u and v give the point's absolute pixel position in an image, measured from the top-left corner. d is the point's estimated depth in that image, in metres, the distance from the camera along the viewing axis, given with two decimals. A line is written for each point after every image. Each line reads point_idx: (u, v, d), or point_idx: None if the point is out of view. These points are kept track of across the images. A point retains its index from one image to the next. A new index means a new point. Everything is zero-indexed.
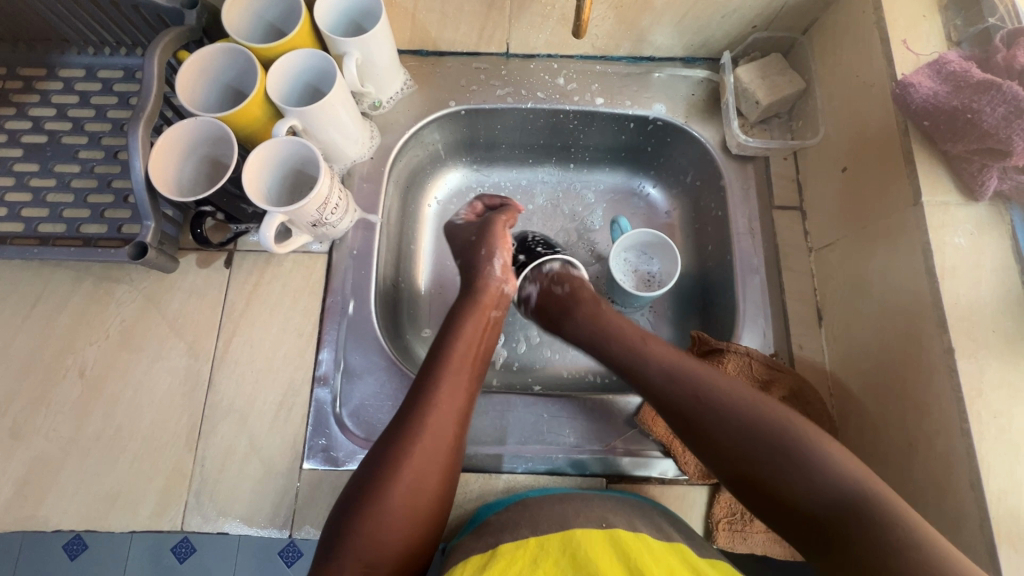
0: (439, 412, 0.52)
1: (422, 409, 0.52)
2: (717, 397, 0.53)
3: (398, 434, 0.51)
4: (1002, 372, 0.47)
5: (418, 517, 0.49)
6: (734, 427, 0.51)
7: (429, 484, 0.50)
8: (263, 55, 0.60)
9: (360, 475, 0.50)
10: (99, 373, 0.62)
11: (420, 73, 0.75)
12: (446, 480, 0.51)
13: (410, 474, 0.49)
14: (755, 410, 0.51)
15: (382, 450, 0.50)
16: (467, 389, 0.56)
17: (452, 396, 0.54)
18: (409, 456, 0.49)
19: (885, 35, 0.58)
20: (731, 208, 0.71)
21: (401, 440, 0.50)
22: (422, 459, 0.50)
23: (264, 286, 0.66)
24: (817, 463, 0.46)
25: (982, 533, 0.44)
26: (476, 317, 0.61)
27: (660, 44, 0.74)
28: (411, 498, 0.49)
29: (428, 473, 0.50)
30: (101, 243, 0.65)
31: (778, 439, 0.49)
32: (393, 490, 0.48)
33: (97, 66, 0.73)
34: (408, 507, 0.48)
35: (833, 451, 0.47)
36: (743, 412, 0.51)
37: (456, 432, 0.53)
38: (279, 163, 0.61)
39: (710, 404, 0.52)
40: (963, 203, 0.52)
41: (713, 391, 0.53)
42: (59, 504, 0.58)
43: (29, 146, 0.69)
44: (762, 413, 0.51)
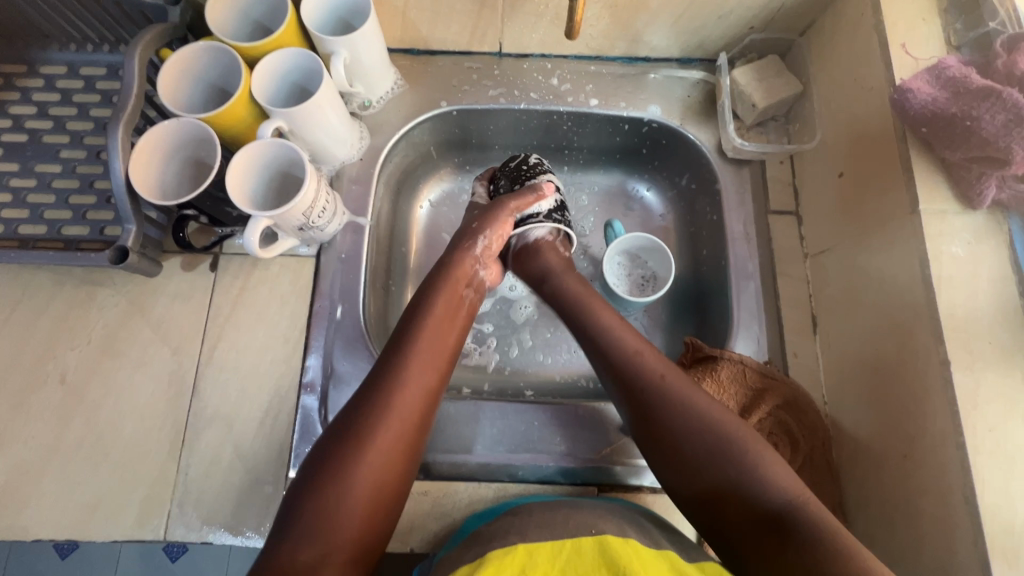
0: (408, 392, 0.51)
1: (392, 382, 0.51)
2: (704, 417, 0.50)
3: (363, 406, 0.49)
4: (997, 385, 0.46)
5: (381, 491, 0.47)
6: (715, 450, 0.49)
7: (393, 457, 0.48)
8: (247, 54, 0.59)
9: (320, 447, 0.48)
10: (81, 378, 0.61)
11: (411, 72, 0.74)
12: (409, 453, 0.49)
13: (373, 446, 0.47)
14: (740, 435, 0.49)
15: (344, 422, 0.48)
16: (442, 365, 0.54)
17: (421, 372, 0.53)
18: (373, 429, 0.48)
19: (884, 39, 0.57)
20: (726, 213, 0.70)
21: (359, 417, 0.48)
22: (386, 428, 0.48)
23: (250, 290, 0.65)
24: (768, 482, 0.46)
25: (976, 547, 0.44)
26: (457, 300, 0.60)
27: (656, 45, 0.73)
28: (375, 473, 0.46)
29: (394, 447, 0.48)
30: (82, 246, 0.64)
31: (741, 462, 0.48)
32: (358, 463, 0.46)
33: (79, 63, 0.71)
34: (372, 480, 0.46)
35: (783, 475, 0.47)
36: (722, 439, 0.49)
37: (423, 409, 0.51)
38: (263, 166, 0.60)
39: (697, 421, 0.50)
40: (961, 211, 0.51)
41: (703, 414, 0.51)
42: (38, 513, 0.57)
43: (9, 145, 0.67)
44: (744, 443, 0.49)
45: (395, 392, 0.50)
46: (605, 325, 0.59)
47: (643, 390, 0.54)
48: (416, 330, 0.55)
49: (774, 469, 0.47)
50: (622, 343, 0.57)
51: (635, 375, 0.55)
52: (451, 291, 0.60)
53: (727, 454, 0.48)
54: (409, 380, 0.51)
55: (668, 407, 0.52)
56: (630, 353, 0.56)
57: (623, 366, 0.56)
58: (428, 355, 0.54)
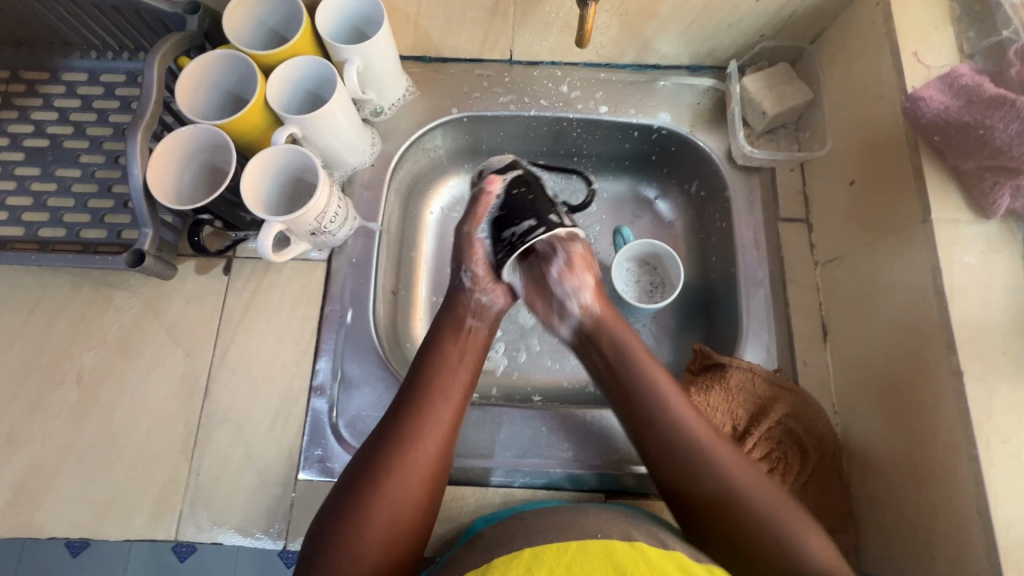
0: (427, 426, 0.52)
1: (407, 421, 0.52)
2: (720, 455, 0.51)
3: (377, 445, 0.50)
4: (1011, 396, 0.46)
5: (401, 527, 0.48)
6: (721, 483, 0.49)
7: (411, 495, 0.49)
8: (263, 62, 0.60)
9: (338, 488, 0.49)
10: (97, 379, 0.62)
11: (422, 79, 0.75)
12: (431, 491, 0.51)
13: (389, 487, 0.48)
14: (747, 476, 0.50)
15: (361, 462, 0.50)
16: (458, 399, 0.55)
17: (436, 408, 0.53)
18: (393, 471, 0.49)
19: (895, 47, 0.57)
20: (735, 220, 0.70)
21: (379, 452, 0.50)
22: (403, 468, 0.49)
23: (263, 293, 0.66)
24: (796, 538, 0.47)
25: (989, 561, 0.43)
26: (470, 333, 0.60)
27: (666, 52, 0.73)
28: (390, 515, 0.48)
29: (411, 487, 0.49)
30: (100, 248, 0.65)
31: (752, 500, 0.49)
32: (372, 505, 0.47)
33: (100, 70, 0.73)
34: (386, 520, 0.47)
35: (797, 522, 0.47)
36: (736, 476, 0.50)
37: (443, 447, 0.52)
38: (277, 171, 0.61)
39: (710, 458, 0.50)
40: (973, 220, 0.51)
41: (718, 454, 0.51)
42: (54, 511, 0.58)
43: (31, 150, 0.69)
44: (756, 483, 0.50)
45: (415, 428, 0.51)
46: (633, 366, 0.57)
47: (672, 431, 0.52)
48: (431, 364, 0.56)
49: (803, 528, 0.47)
50: (645, 379, 0.55)
51: (655, 410, 0.53)
52: (460, 325, 0.60)
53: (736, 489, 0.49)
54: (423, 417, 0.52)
55: (684, 443, 0.51)
56: (653, 397, 0.54)
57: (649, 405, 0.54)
58: (443, 390, 0.55)
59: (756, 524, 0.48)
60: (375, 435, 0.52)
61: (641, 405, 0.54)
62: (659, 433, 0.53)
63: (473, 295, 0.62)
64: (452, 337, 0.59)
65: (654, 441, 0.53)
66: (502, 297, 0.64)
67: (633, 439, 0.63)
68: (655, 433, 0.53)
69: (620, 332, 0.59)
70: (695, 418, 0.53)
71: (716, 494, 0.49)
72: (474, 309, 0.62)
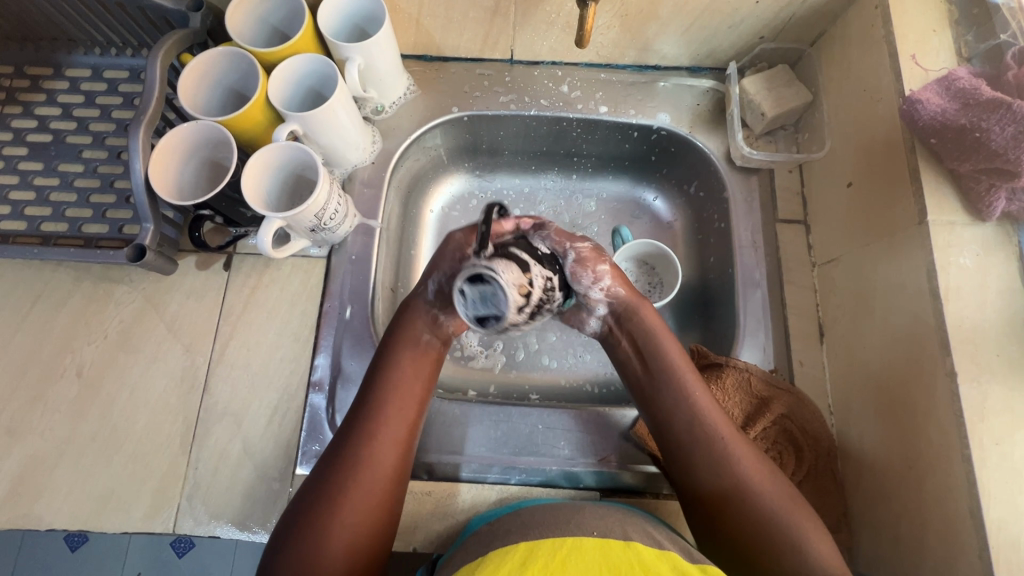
0: (381, 442, 0.51)
1: (368, 436, 0.51)
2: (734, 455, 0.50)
3: (340, 462, 0.49)
4: (1005, 398, 0.46)
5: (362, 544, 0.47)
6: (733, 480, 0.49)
7: (373, 512, 0.48)
8: (265, 60, 0.60)
9: (297, 507, 0.48)
10: (97, 373, 0.63)
11: (423, 78, 0.75)
12: (389, 506, 0.50)
13: (350, 506, 0.47)
14: (763, 477, 0.50)
15: (321, 478, 0.49)
16: (414, 413, 0.54)
17: (391, 427, 0.52)
18: (348, 488, 0.48)
19: (893, 50, 0.57)
20: (733, 221, 0.70)
21: (337, 469, 0.49)
22: (360, 484, 0.48)
23: (262, 289, 0.66)
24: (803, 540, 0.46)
25: (981, 562, 0.43)
26: (422, 348, 0.58)
27: (666, 54, 0.73)
28: (351, 532, 0.47)
29: (370, 505, 0.48)
30: (102, 243, 0.65)
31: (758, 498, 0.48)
32: (336, 521, 0.46)
33: (103, 66, 0.73)
34: (348, 538, 0.47)
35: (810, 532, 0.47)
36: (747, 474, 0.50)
37: (397, 462, 0.51)
38: (278, 168, 0.61)
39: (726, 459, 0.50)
40: (969, 222, 0.51)
41: (735, 454, 0.50)
42: (52, 503, 0.58)
43: (34, 145, 0.70)
44: (768, 483, 0.49)
45: (365, 445, 0.50)
46: (659, 362, 0.56)
47: (690, 427, 0.52)
48: (386, 378, 0.55)
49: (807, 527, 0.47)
50: (670, 376, 0.55)
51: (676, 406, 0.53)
52: (413, 337, 0.57)
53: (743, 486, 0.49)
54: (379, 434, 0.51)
55: (699, 440, 0.51)
56: (676, 386, 0.54)
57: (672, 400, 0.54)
58: (399, 406, 0.53)
59: (759, 524, 0.48)
60: (333, 451, 0.50)
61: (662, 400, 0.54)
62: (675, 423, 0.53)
63: (428, 312, 0.59)
64: (407, 354, 0.57)
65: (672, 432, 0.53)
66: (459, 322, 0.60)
67: (629, 438, 0.63)
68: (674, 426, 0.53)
69: (657, 327, 0.58)
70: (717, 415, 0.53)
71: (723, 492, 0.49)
72: (428, 323, 0.59)
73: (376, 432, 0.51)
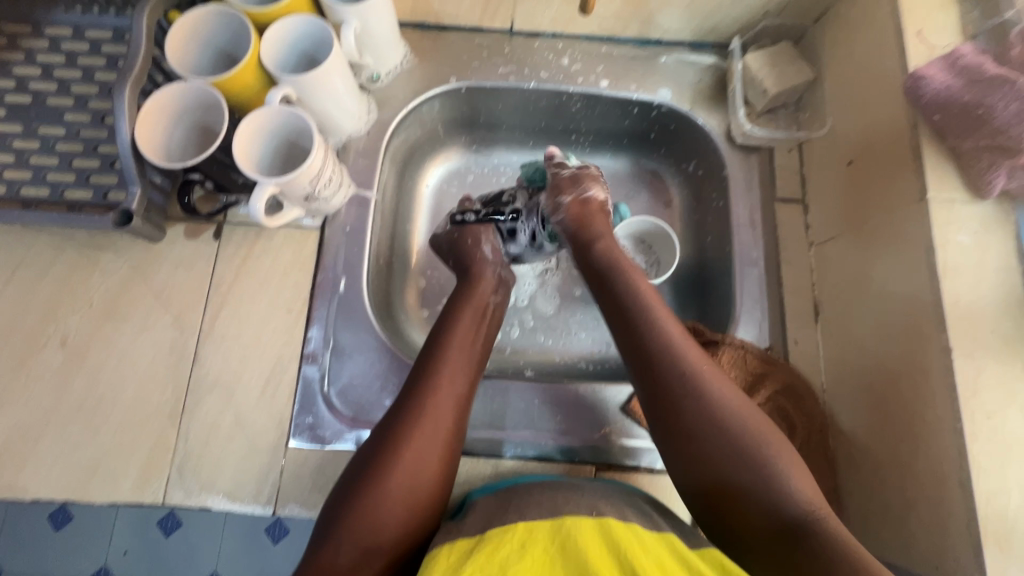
0: (443, 393, 0.52)
1: (429, 388, 0.52)
2: (717, 412, 0.48)
3: (402, 413, 0.51)
4: (997, 373, 0.46)
5: (419, 495, 0.48)
6: (729, 439, 0.47)
7: (433, 460, 0.49)
8: (257, 20, 0.58)
9: (362, 456, 0.50)
10: (83, 343, 0.61)
11: (421, 46, 0.73)
12: (448, 459, 0.51)
13: (409, 453, 0.49)
14: (751, 425, 0.48)
15: (385, 428, 0.50)
16: (473, 372, 0.56)
17: (453, 380, 0.54)
18: (412, 436, 0.49)
19: (900, 26, 0.56)
20: (731, 199, 0.70)
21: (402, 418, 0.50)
22: (422, 435, 0.50)
23: (254, 260, 0.65)
24: (788, 491, 0.45)
25: (969, 533, 0.44)
26: (479, 295, 0.62)
27: (668, 28, 0.72)
28: (410, 481, 0.48)
29: (429, 454, 0.49)
30: (86, 209, 0.63)
31: (769, 470, 0.46)
32: (396, 465, 0.48)
33: (85, 26, 0.70)
34: (405, 487, 0.47)
35: (805, 487, 0.46)
36: (741, 430, 0.47)
37: (457, 415, 0.52)
38: (270, 133, 0.59)
39: (714, 413, 0.48)
40: (969, 200, 0.51)
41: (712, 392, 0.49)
42: (38, 474, 0.57)
43: (12, 106, 0.67)
44: (760, 433, 0.47)
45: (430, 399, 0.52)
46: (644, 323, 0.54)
47: (686, 389, 0.49)
48: (446, 339, 0.57)
49: (796, 472, 0.46)
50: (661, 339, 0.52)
51: (659, 347, 0.52)
52: (476, 303, 0.61)
53: (736, 447, 0.47)
54: (439, 386, 0.53)
55: (685, 394, 0.49)
56: (666, 339, 0.52)
57: (659, 356, 0.51)
58: (459, 365, 0.55)
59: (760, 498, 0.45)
60: (395, 406, 0.52)
61: (645, 345, 0.52)
62: (657, 379, 0.51)
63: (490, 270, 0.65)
64: (469, 313, 0.60)
65: (654, 388, 0.51)
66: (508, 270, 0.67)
67: (625, 413, 0.63)
68: (665, 389, 0.50)
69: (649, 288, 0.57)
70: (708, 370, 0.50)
71: (704, 461, 0.47)
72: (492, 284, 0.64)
73: (435, 387, 0.52)
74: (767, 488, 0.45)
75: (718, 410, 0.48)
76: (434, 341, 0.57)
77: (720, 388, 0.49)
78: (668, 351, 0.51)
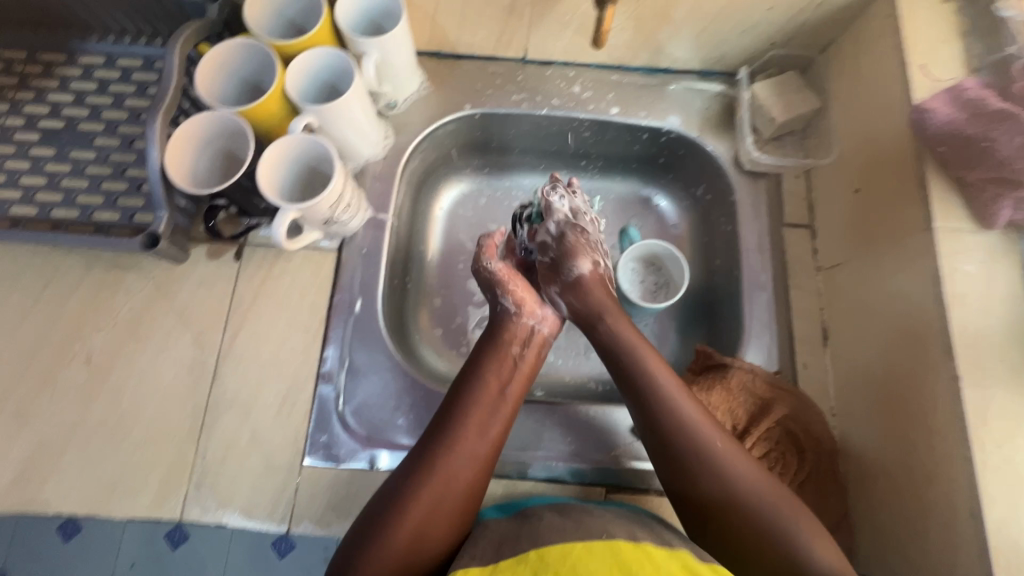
0: (456, 455, 0.50)
1: (441, 453, 0.50)
2: (720, 464, 0.50)
3: (404, 484, 0.49)
4: (1006, 402, 0.47)
5: (420, 553, 0.47)
6: (725, 485, 0.50)
7: (431, 533, 0.48)
8: (282, 52, 0.61)
9: (370, 508, 0.49)
10: (106, 360, 0.63)
11: (437, 75, 0.76)
12: (455, 520, 0.49)
13: (415, 512, 0.47)
14: (732, 482, 0.50)
15: (387, 493, 0.49)
16: (498, 432, 0.53)
17: (473, 442, 0.51)
18: (419, 496, 0.48)
19: (904, 60, 0.58)
20: (740, 224, 0.71)
21: (418, 474, 0.49)
22: (429, 495, 0.48)
23: (273, 281, 0.67)
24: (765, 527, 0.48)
25: (980, 561, 0.44)
26: (509, 330, 0.60)
27: (677, 57, 0.74)
28: (412, 539, 0.47)
29: (431, 522, 0.48)
30: (113, 231, 0.65)
31: (771, 515, 0.48)
32: (395, 532, 0.46)
33: (117, 54, 0.73)
34: (405, 545, 0.46)
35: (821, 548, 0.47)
36: (744, 489, 0.50)
37: (471, 479, 0.50)
38: (292, 160, 0.62)
39: (721, 474, 0.50)
40: (974, 230, 0.52)
41: (708, 442, 0.51)
42: (60, 488, 0.59)
43: (46, 131, 0.69)
44: (771, 496, 0.49)
45: (445, 460, 0.50)
46: (621, 347, 0.58)
47: (664, 424, 0.53)
48: (475, 390, 0.54)
49: (799, 518, 0.48)
50: (625, 351, 0.58)
51: (653, 403, 0.54)
52: (506, 353, 0.58)
53: (740, 497, 0.49)
54: (458, 442, 0.51)
55: (681, 437, 0.52)
56: (635, 356, 0.57)
57: (664, 435, 0.53)
58: (483, 422, 0.53)
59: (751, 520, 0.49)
60: (408, 462, 0.50)
61: (646, 410, 0.54)
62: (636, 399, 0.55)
63: (521, 322, 0.60)
64: (496, 361, 0.57)
65: (661, 447, 0.53)
66: (549, 323, 0.62)
67: (634, 435, 0.64)
68: (672, 456, 0.52)
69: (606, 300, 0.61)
70: (691, 407, 0.54)
71: (715, 496, 0.50)
72: (520, 336, 0.60)
73: (453, 444, 0.51)
74: (775, 529, 0.48)
75: (723, 470, 0.50)
76: (454, 407, 0.53)
77: (718, 443, 0.51)
78: (678, 427, 0.52)
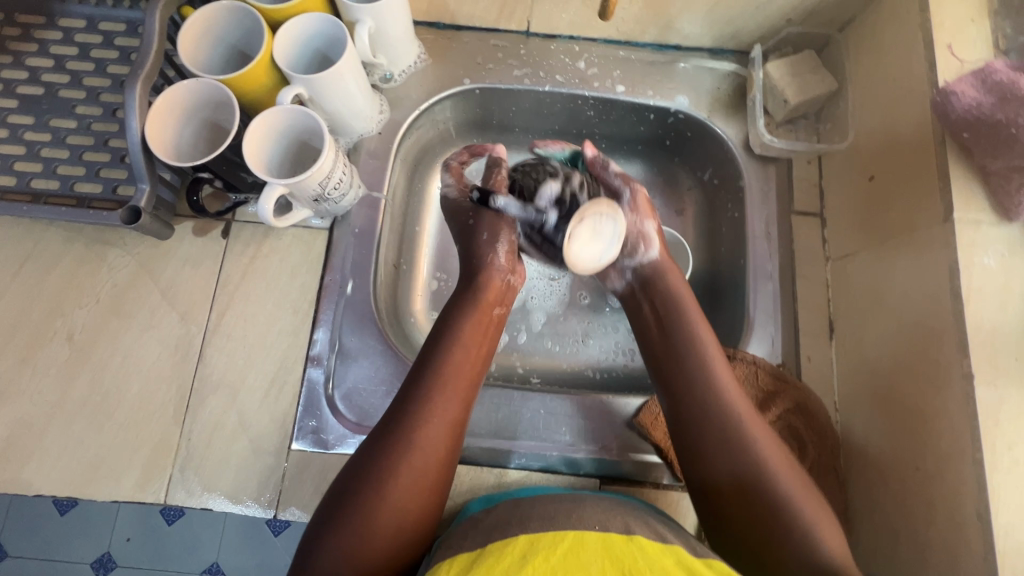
0: (434, 423, 0.48)
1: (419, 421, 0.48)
2: (746, 435, 0.48)
3: (380, 453, 0.47)
4: (1020, 402, 0.45)
5: (404, 525, 0.45)
6: (750, 464, 0.47)
7: (414, 505, 0.46)
8: (271, 17, 0.57)
9: (346, 478, 0.47)
10: (89, 338, 0.61)
11: (435, 46, 0.72)
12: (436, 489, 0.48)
13: (396, 483, 0.46)
14: (788, 475, 0.47)
15: (363, 464, 0.47)
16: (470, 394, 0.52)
17: (449, 405, 0.50)
18: (397, 466, 0.46)
19: (929, 39, 0.55)
20: (747, 211, 0.69)
21: (394, 444, 0.47)
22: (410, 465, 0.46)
23: (261, 260, 0.64)
24: (811, 517, 0.45)
25: (985, 565, 0.43)
26: (488, 292, 0.57)
27: (687, 33, 0.71)
28: (396, 513, 0.45)
29: (413, 491, 0.46)
30: (95, 203, 0.63)
31: (778, 483, 0.47)
32: (377, 507, 0.45)
33: (98, 17, 0.69)
34: (391, 520, 0.45)
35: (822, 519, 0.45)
36: (761, 458, 0.48)
37: (448, 446, 0.49)
38: (280, 133, 0.59)
39: (741, 446, 0.48)
40: (996, 223, 0.49)
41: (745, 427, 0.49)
42: (42, 467, 0.57)
43: (24, 97, 0.66)
44: (799, 491, 0.47)
45: (422, 426, 0.48)
46: (679, 325, 0.55)
47: (701, 395, 0.51)
48: (452, 350, 0.52)
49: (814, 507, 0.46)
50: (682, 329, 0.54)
51: (693, 377, 0.51)
52: (481, 316, 0.56)
53: (757, 482, 0.47)
54: (433, 415, 0.49)
55: (714, 414, 0.49)
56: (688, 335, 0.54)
57: (693, 393, 0.51)
58: (460, 388, 0.51)
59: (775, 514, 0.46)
60: (384, 430, 0.48)
61: (673, 383, 0.52)
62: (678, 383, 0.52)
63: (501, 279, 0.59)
64: (473, 325, 0.55)
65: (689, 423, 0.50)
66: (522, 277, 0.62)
67: (632, 426, 0.62)
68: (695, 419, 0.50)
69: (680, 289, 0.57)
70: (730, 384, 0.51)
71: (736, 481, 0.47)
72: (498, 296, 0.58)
73: (428, 410, 0.49)
74: (782, 507, 0.46)
75: (747, 439, 0.48)
76: (430, 371, 0.51)
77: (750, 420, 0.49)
78: (712, 394, 0.50)
